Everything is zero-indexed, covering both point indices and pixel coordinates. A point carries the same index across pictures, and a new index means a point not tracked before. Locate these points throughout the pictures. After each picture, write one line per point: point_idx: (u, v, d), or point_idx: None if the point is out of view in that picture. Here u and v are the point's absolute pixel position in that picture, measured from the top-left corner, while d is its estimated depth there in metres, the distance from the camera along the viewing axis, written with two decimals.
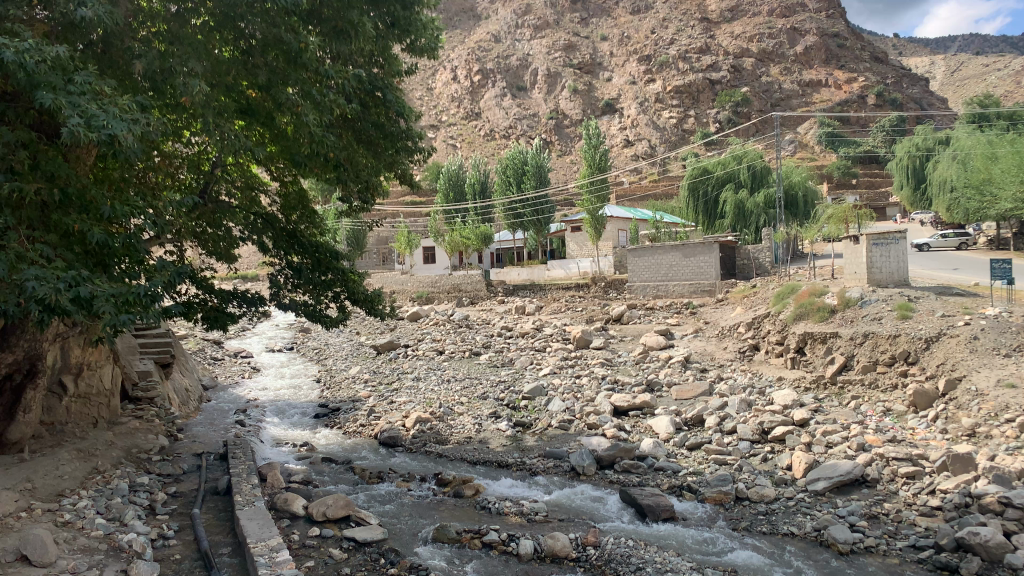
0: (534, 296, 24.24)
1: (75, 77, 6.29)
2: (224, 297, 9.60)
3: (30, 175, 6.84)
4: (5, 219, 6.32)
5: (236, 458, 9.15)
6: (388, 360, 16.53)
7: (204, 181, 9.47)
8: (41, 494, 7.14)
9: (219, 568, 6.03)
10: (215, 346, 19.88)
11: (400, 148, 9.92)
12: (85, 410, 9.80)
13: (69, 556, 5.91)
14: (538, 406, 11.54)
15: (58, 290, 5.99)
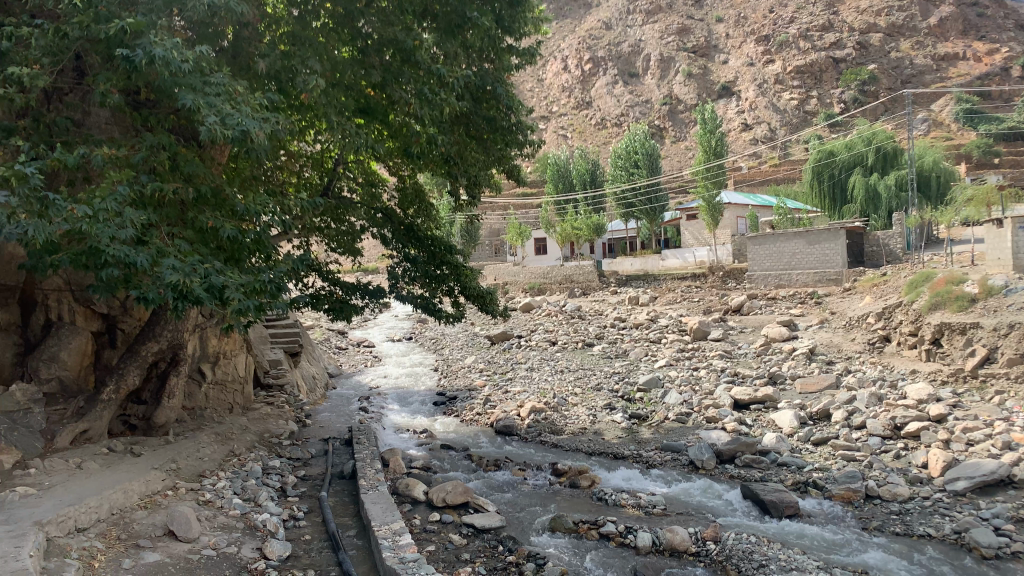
0: (647, 287, 23.88)
1: (212, 79, 6.70)
2: (348, 289, 9.92)
3: (171, 176, 7.34)
4: (150, 217, 6.81)
5: (360, 443, 9.48)
6: (502, 351, 16.68)
7: (327, 178, 9.85)
8: (185, 474, 7.65)
9: (346, 550, 6.26)
10: (339, 336, 20.73)
11: (508, 142, 9.99)
12: (222, 396, 10.43)
13: (211, 533, 6.29)
14: (654, 398, 11.35)
15: (189, 276, 6.41)
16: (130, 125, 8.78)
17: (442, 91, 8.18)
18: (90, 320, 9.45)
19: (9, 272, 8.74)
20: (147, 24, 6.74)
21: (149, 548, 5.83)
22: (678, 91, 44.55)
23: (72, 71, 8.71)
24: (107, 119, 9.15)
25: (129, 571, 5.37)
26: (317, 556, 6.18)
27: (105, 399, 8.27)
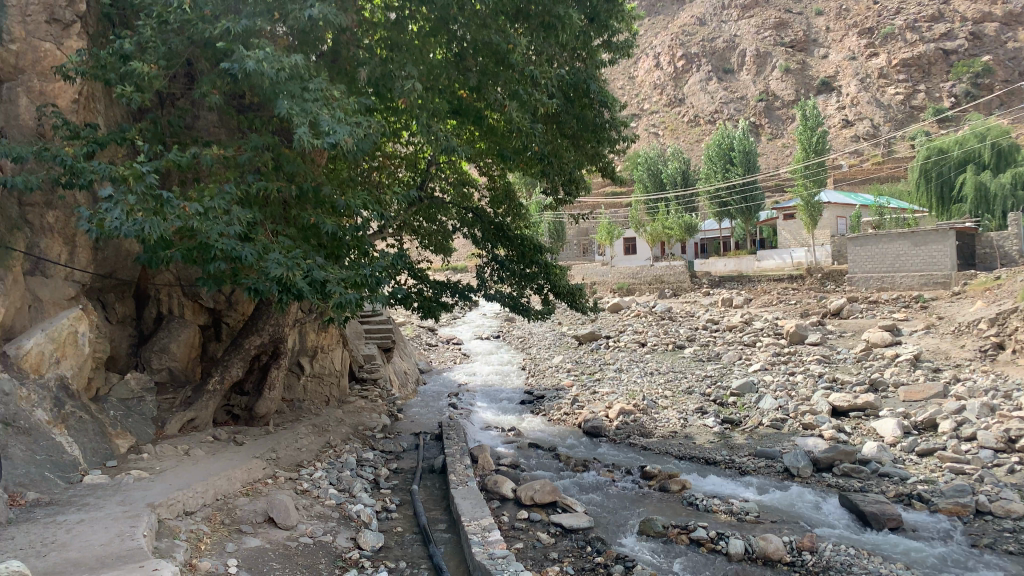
0: (741, 288, 23.31)
1: (310, 84, 6.96)
2: (438, 288, 10.08)
3: (274, 176, 7.66)
4: (254, 216, 7.13)
5: (449, 439, 9.60)
6: (591, 351, 16.62)
7: (421, 179, 10.03)
8: (284, 463, 7.95)
9: (436, 543, 6.36)
10: (430, 333, 21.12)
11: (601, 140, 9.92)
12: (319, 389, 10.79)
13: (308, 521, 6.51)
14: (748, 403, 11.06)
15: (291, 270, 6.66)
16: (236, 125, 9.15)
17: (535, 90, 8.21)
18: (198, 314, 9.93)
19: (126, 267, 9.03)
20: (249, 28, 7.02)
21: (251, 533, 6.08)
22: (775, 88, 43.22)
23: (183, 76, 9.17)
24: (215, 121, 9.58)
25: (232, 554, 5.62)
26: (408, 549, 6.30)
27: (211, 390, 8.73)
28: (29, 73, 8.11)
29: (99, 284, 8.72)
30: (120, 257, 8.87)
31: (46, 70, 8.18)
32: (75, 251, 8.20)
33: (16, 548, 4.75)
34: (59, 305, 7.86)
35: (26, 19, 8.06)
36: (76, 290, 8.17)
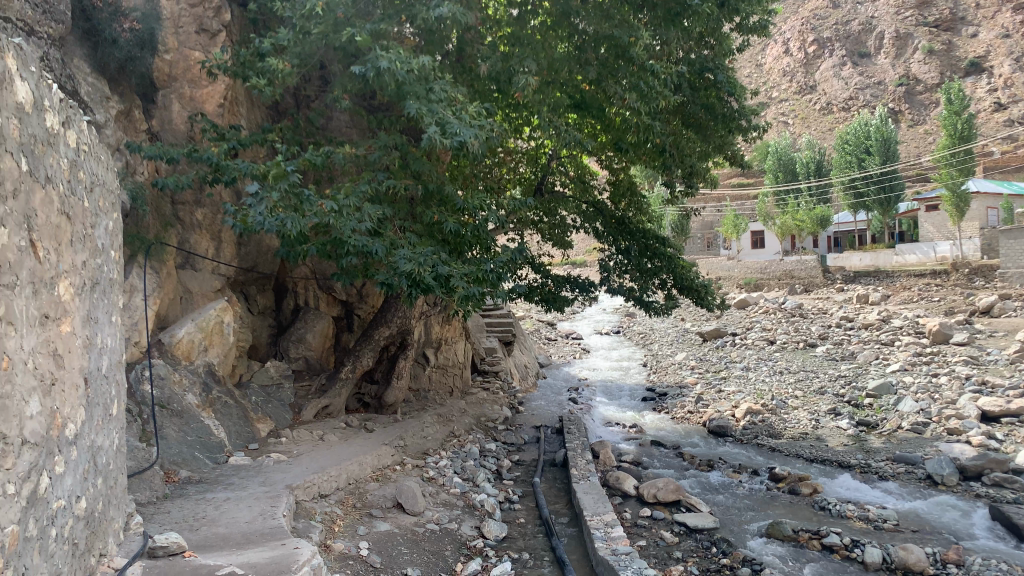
0: (879, 285, 22.04)
1: (435, 86, 7.18)
2: (558, 283, 10.09)
3: (402, 174, 7.94)
4: (384, 212, 7.39)
5: (571, 432, 9.61)
6: (716, 348, 16.20)
7: (541, 174, 10.07)
8: (411, 451, 8.21)
9: (559, 537, 6.38)
10: (551, 327, 21.14)
11: (731, 129, 9.50)
12: (443, 379, 11.06)
13: (434, 508, 6.68)
14: (886, 405, 10.47)
15: (421, 265, 6.90)
16: (366, 125, 9.52)
17: (659, 81, 8.04)
18: (331, 306, 10.40)
19: (266, 261, 9.59)
20: (378, 32, 7.32)
21: (381, 517, 6.31)
22: (915, 69, 40.57)
23: (317, 79, 9.60)
24: (346, 122, 9.95)
25: (364, 537, 5.85)
26: (531, 540, 6.35)
27: (344, 377, 9.19)
28: (181, 80, 8.72)
29: (242, 277, 9.34)
30: (261, 251, 9.41)
31: (196, 77, 8.77)
32: (221, 246, 8.77)
33: (172, 521, 5.13)
34: (207, 296, 8.43)
35: (179, 30, 8.68)
36: (222, 282, 8.72)
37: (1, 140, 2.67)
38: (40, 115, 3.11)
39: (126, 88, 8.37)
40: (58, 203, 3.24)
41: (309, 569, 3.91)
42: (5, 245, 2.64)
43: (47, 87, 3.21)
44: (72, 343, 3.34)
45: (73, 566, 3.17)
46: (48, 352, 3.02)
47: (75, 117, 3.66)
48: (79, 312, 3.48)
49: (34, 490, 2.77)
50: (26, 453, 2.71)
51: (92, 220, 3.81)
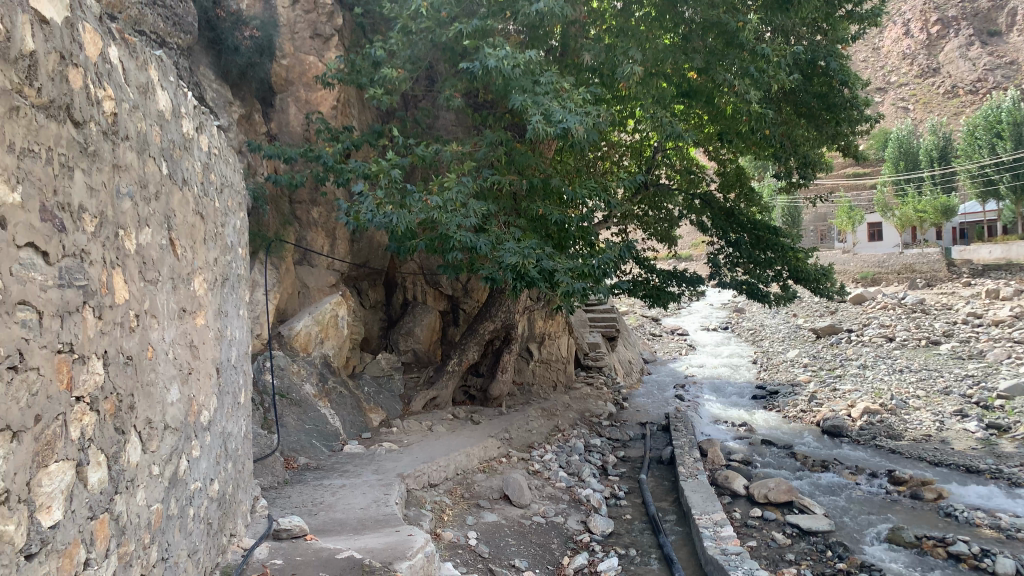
0: (1011, 278, 20.62)
1: (541, 78, 7.25)
2: (664, 277, 9.94)
3: (506, 170, 8.06)
4: (489, 208, 7.52)
5: (677, 430, 9.45)
6: (830, 345, 15.57)
7: (647, 166, 9.95)
8: (516, 444, 8.30)
9: (666, 534, 6.31)
10: (655, 323, 20.86)
11: (845, 120, 9.07)
12: (548, 373, 11.09)
13: (541, 501, 6.74)
14: (1019, 407, 9.81)
15: (526, 258, 7.01)
16: (472, 123, 9.66)
17: (768, 68, 7.77)
18: (438, 300, 10.61)
19: (378, 257, 9.90)
20: (483, 29, 7.40)
21: (488, 508, 6.42)
22: None
23: (424, 79, 9.81)
24: (452, 120, 10.11)
25: (472, 527, 5.98)
26: (638, 537, 6.32)
27: (450, 370, 9.44)
28: (296, 84, 9.11)
29: (355, 272, 9.71)
30: (372, 248, 9.76)
31: (311, 81, 9.13)
32: (336, 242, 9.16)
33: (292, 505, 5.39)
34: (322, 291, 8.78)
35: (295, 36, 9.09)
36: (336, 277, 9.07)
37: (145, 146, 2.88)
38: (178, 122, 3.33)
39: (247, 93, 8.83)
40: (193, 204, 3.46)
41: (422, 557, 4.01)
42: (149, 244, 2.85)
43: (183, 95, 3.44)
44: (206, 335, 3.57)
45: (209, 544, 3.40)
46: (186, 343, 3.23)
47: (208, 122, 3.90)
48: (212, 306, 3.71)
49: (175, 472, 2.98)
50: (168, 437, 2.92)
51: (222, 219, 4.05)
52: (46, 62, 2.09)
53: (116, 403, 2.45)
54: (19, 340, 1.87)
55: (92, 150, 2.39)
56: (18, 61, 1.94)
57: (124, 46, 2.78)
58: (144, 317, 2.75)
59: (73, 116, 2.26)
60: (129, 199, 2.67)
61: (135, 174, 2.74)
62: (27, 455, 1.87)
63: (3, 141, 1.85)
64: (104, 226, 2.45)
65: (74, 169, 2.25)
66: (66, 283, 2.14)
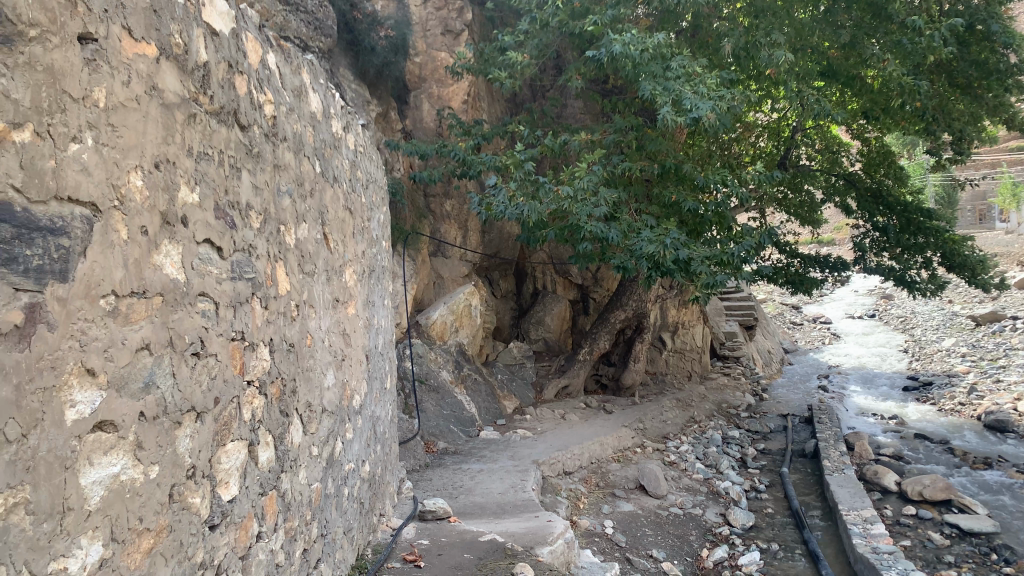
0: None
1: (672, 63, 7.13)
2: (806, 264, 9.50)
3: (637, 156, 7.98)
4: (620, 196, 7.49)
5: (822, 422, 9.04)
6: (992, 334, 14.42)
7: (785, 148, 9.52)
8: (651, 434, 8.22)
9: (812, 530, 6.07)
10: (795, 311, 20.03)
11: (1008, 87, 8.37)
12: (682, 363, 10.89)
13: (678, 493, 6.65)
14: None
15: (666, 247, 6.91)
16: (601, 110, 9.59)
17: (922, 39, 7.32)
18: (568, 289, 10.64)
19: (508, 247, 10.13)
20: (615, 16, 7.33)
21: (624, 498, 6.40)
22: None
23: (552, 68, 9.85)
24: (581, 108, 10.10)
25: (608, 516, 5.99)
26: (781, 531, 6.11)
27: (582, 359, 9.48)
28: (429, 81, 9.37)
29: (487, 263, 9.96)
30: (503, 238, 9.98)
31: (443, 77, 9.36)
32: (468, 234, 9.42)
33: (434, 488, 5.59)
34: (457, 281, 9.13)
35: (427, 33, 9.36)
36: (469, 268, 9.39)
37: (300, 146, 3.06)
38: (328, 123, 3.51)
39: (383, 92, 9.18)
40: (343, 200, 3.64)
41: (563, 542, 4.05)
42: (306, 238, 3.02)
43: (332, 97, 3.61)
44: (356, 324, 3.74)
45: (361, 522, 3.58)
46: (339, 331, 3.41)
47: (354, 122, 4.09)
48: (361, 296, 3.90)
49: (331, 453, 3.16)
50: (325, 420, 3.09)
51: (368, 214, 4.23)
52: (217, 71, 2.26)
53: (281, 387, 2.63)
54: (200, 328, 2.04)
55: (256, 151, 2.56)
56: (194, 71, 2.11)
57: (280, 53, 2.95)
58: (303, 307, 2.92)
59: (240, 120, 2.42)
60: (288, 196, 2.84)
61: (293, 172, 2.92)
62: (209, 435, 2.04)
63: (184, 147, 2.02)
64: (267, 222, 2.62)
65: (242, 169, 2.42)
66: (238, 276, 2.31)
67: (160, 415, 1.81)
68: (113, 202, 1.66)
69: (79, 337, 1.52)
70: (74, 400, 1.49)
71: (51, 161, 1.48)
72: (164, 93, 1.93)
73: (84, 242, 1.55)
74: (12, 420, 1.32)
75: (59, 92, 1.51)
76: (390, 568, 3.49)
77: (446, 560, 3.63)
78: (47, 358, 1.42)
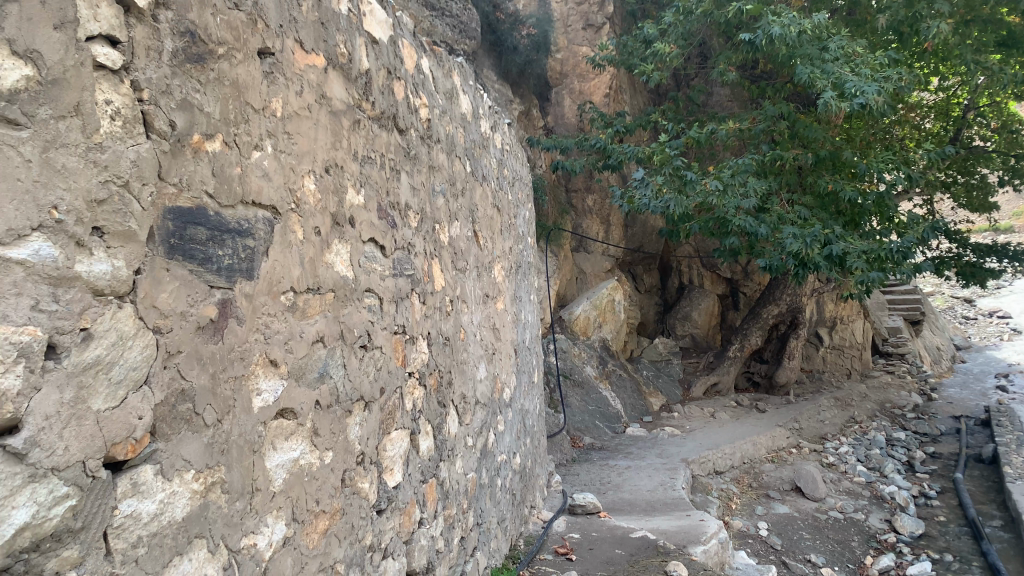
0: None
1: (829, 44, 6.80)
2: (981, 253, 8.70)
3: (790, 144, 7.67)
4: (771, 185, 7.22)
5: (1002, 426, 8.27)
6: None
7: (955, 128, 8.82)
8: (807, 434, 7.87)
9: (991, 542, 5.57)
10: (969, 304, 18.47)
11: None
12: (840, 360, 10.32)
13: (837, 496, 6.32)
14: None
15: (809, 245, 6.63)
16: (749, 97, 9.25)
17: None
18: (716, 284, 10.29)
19: (652, 241, 9.98)
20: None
21: (779, 499, 6.17)
22: None
23: (697, 57, 9.61)
24: (728, 96, 9.81)
25: (762, 517, 5.79)
26: (955, 542, 5.65)
27: (732, 356, 9.23)
28: (571, 76, 9.39)
29: (630, 257, 9.88)
30: (647, 232, 9.84)
31: (585, 72, 9.35)
32: (610, 228, 9.39)
33: (582, 483, 5.62)
34: (599, 277, 9.15)
35: (568, 29, 9.39)
36: (613, 263, 9.35)
37: (453, 147, 3.15)
38: (477, 123, 3.60)
39: (526, 90, 9.30)
40: (492, 198, 3.72)
41: (716, 542, 3.95)
42: (459, 236, 3.12)
43: (481, 96, 3.69)
44: (506, 319, 3.81)
45: (513, 513, 3.64)
46: (489, 326, 3.49)
47: (501, 121, 4.16)
48: (509, 292, 3.97)
49: (485, 444, 3.24)
50: (479, 411, 3.18)
51: (515, 211, 4.30)
52: (377, 78, 2.37)
53: (438, 379, 2.72)
54: (367, 322, 2.15)
55: (413, 153, 2.66)
56: (357, 79, 2.22)
57: (433, 57, 3.04)
58: (457, 302, 3.01)
59: (398, 124, 2.53)
60: (442, 195, 2.94)
61: (446, 173, 3.01)
62: (376, 424, 2.15)
63: (351, 152, 2.13)
64: (424, 222, 2.72)
65: (401, 171, 2.52)
66: (399, 273, 2.41)
67: (333, 403, 1.92)
68: (290, 205, 1.79)
69: (263, 330, 1.64)
70: (260, 388, 1.61)
71: (238, 168, 1.60)
72: (332, 101, 2.05)
73: (267, 243, 1.67)
74: (210, 407, 1.44)
75: (243, 104, 1.63)
76: (542, 559, 3.54)
77: (598, 555, 3.63)
78: (238, 350, 1.54)
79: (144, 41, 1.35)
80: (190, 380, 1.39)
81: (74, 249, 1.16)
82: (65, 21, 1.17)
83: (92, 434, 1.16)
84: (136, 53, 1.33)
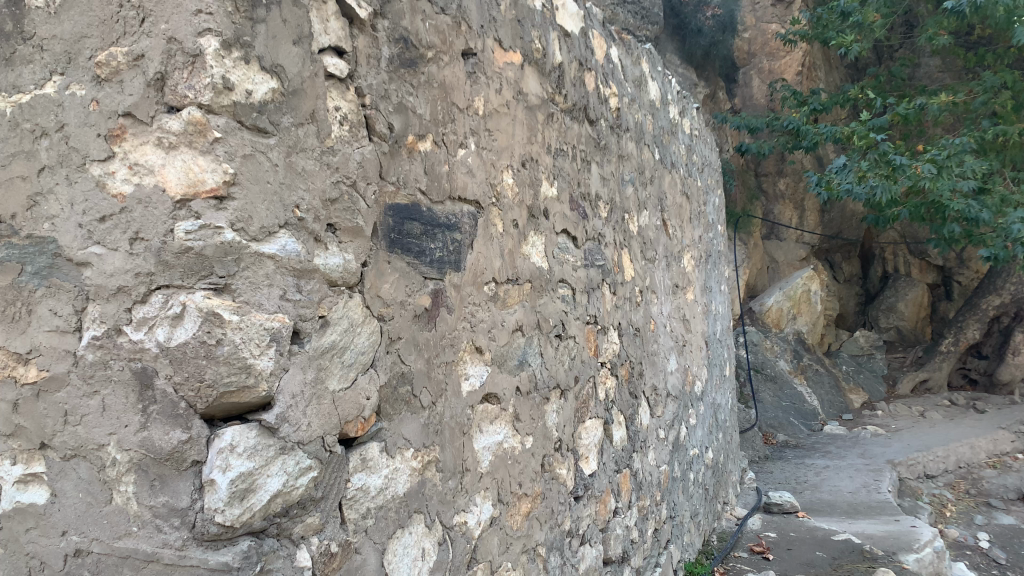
0: None
1: None
2: None
3: (1014, 116, 6.96)
4: (992, 164, 6.58)
5: None
6: None
7: None
8: None
9: None
10: None
11: None
12: None
13: None
14: None
15: None
16: (964, 66, 8.42)
17: None
18: (926, 272, 9.55)
19: (852, 227, 9.34)
20: None
21: (1003, 510, 5.57)
22: None
23: (901, 25, 9.00)
24: (938, 66, 9.00)
25: (982, 528, 5.27)
26: None
27: (944, 350, 8.54)
28: (759, 55, 8.98)
29: (827, 244, 9.35)
30: (845, 217, 9.24)
31: (774, 50, 8.91)
32: (804, 214, 8.87)
33: (776, 481, 5.40)
34: (793, 266, 8.82)
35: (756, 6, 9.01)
36: (807, 251, 8.90)
37: (641, 134, 3.12)
38: (666, 109, 3.55)
39: (711, 73, 9.02)
40: (680, 185, 3.65)
41: (932, 552, 3.60)
42: (648, 225, 3.09)
43: (669, 82, 3.63)
44: (696, 310, 3.74)
45: (706, 508, 3.58)
46: (680, 317, 3.44)
47: (689, 106, 4.06)
48: (699, 282, 3.87)
49: (677, 437, 3.19)
50: (671, 403, 3.14)
51: (704, 198, 4.20)
52: (569, 70, 2.39)
53: (630, 369, 2.72)
54: (561, 312, 2.19)
55: (603, 144, 2.66)
56: (551, 73, 2.26)
57: (622, 45, 3.01)
58: (647, 292, 3.00)
59: (590, 116, 2.55)
60: (631, 184, 2.92)
61: (635, 162, 2.99)
62: (572, 412, 2.19)
63: (545, 145, 2.18)
64: (614, 212, 2.72)
65: (592, 162, 2.54)
66: (590, 264, 2.44)
67: (533, 390, 1.98)
68: (492, 199, 1.85)
69: (470, 319, 1.71)
70: (467, 373, 1.69)
71: (447, 165, 1.68)
72: (528, 96, 2.10)
73: (472, 236, 1.75)
74: (425, 388, 1.53)
75: (449, 105, 1.71)
76: (737, 557, 3.45)
77: (797, 556, 3.48)
78: (448, 337, 1.62)
79: (365, 50, 1.45)
80: (409, 364, 1.49)
81: (314, 244, 1.28)
82: (302, 36, 1.28)
83: (330, 412, 1.27)
84: (359, 61, 1.43)
